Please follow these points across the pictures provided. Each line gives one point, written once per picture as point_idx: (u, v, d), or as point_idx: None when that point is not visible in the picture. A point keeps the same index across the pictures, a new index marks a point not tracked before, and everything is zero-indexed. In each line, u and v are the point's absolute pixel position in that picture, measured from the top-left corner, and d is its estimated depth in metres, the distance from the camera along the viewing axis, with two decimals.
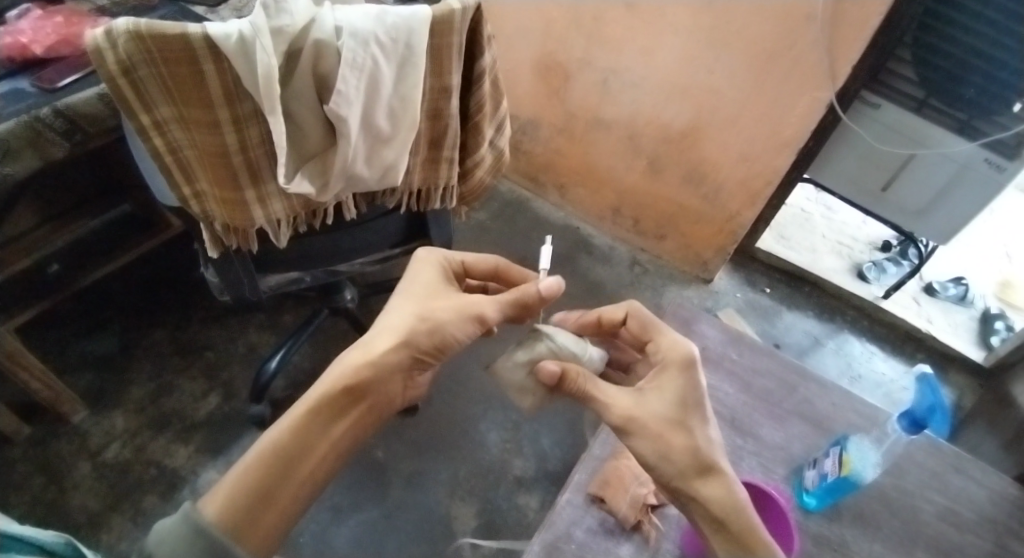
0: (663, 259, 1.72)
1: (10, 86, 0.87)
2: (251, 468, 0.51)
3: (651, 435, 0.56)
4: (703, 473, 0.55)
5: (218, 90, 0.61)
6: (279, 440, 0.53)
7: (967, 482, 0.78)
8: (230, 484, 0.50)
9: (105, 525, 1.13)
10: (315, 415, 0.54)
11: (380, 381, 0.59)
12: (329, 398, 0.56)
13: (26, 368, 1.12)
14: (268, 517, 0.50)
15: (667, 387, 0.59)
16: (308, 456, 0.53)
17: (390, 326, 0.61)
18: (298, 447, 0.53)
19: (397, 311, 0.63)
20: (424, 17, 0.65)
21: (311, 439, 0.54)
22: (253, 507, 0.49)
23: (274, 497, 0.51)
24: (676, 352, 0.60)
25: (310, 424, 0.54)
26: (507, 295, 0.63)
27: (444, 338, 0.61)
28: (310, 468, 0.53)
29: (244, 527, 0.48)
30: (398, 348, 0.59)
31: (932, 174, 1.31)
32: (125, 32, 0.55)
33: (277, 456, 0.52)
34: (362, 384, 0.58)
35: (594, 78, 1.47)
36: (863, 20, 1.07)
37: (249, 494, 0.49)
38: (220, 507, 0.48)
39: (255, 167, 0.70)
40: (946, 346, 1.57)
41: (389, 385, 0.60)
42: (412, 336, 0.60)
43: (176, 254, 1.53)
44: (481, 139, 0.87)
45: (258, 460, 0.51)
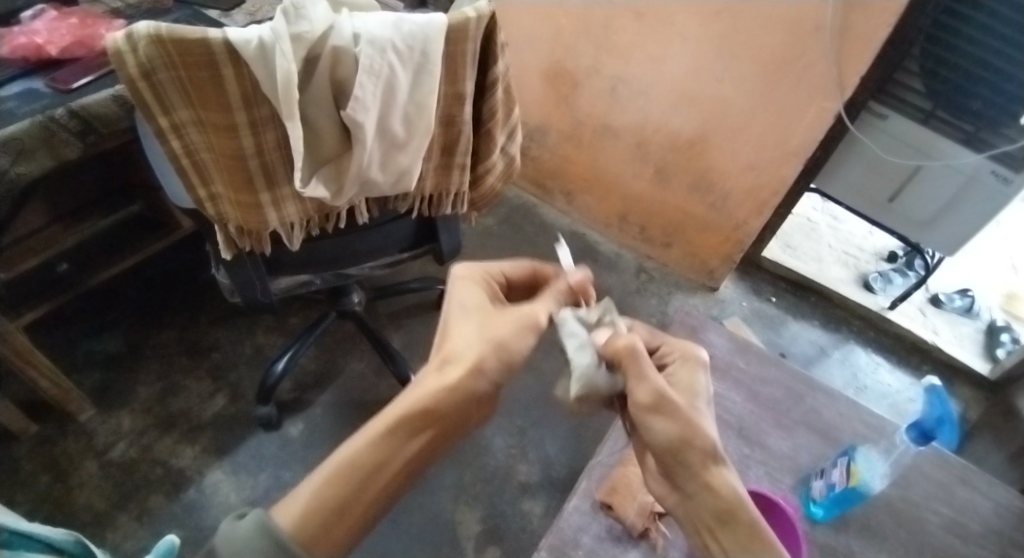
0: (669, 267, 1.72)
1: (25, 86, 0.88)
2: (327, 482, 0.46)
3: (680, 420, 0.54)
4: (720, 466, 0.54)
5: (237, 94, 0.62)
6: (355, 456, 0.47)
7: (973, 494, 0.78)
8: (307, 496, 0.45)
9: (110, 524, 1.13)
10: (391, 433, 0.49)
11: (459, 406, 0.53)
12: (405, 418, 0.50)
13: (34, 365, 1.13)
14: (339, 531, 0.45)
15: (684, 380, 0.61)
16: (382, 476, 0.48)
17: (459, 348, 0.56)
18: (372, 465, 0.48)
19: (465, 333, 0.57)
20: (440, 25, 0.65)
21: (386, 458, 0.48)
22: (325, 522, 0.44)
23: (347, 514, 0.46)
24: (688, 351, 0.64)
25: (387, 442, 0.49)
26: (552, 302, 0.64)
27: (511, 353, 0.57)
28: (384, 488, 0.48)
29: (315, 540, 0.43)
30: (473, 374, 0.54)
31: (938, 185, 1.31)
32: (146, 36, 0.55)
33: (352, 470, 0.47)
34: (441, 408, 0.52)
35: (602, 85, 1.48)
36: (872, 30, 1.08)
37: (325, 507, 0.45)
38: (298, 519, 0.43)
39: (271, 170, 0.71)
40: (952, 357, 1.57)
41: (467, 411, 0.54)
42: (482, 360, 0.55)
43: (183, 256, 1.54)
44: (493, 145, 0.87)
45: (332, 474, 0.46)
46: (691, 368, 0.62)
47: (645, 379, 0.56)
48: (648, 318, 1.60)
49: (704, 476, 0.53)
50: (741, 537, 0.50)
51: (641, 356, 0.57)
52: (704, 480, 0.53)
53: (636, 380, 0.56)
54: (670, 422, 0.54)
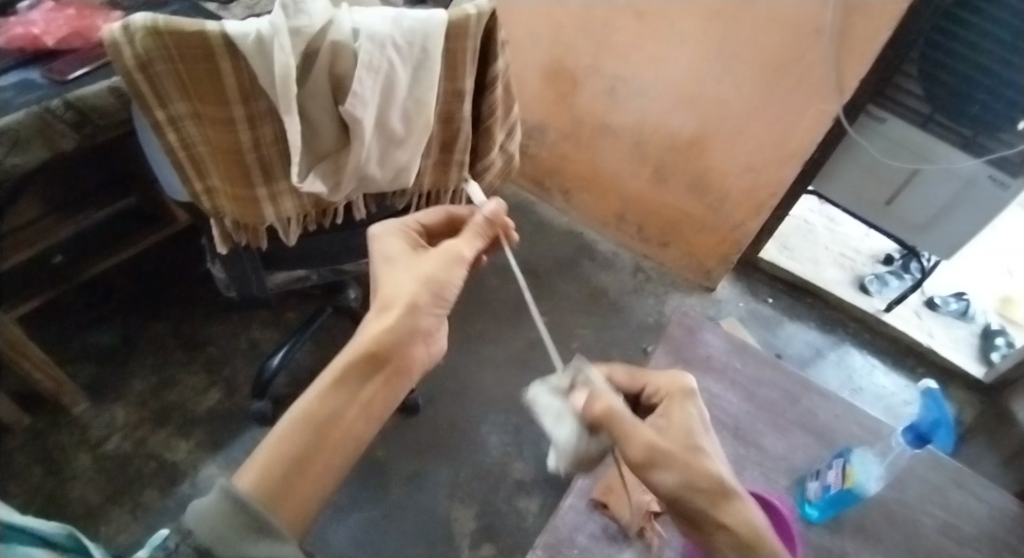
0: (666, 267, 1.73)
1: (20, 76, 0.88)
2: (284, 436, 0.47)
3: (678, 464, 0.49)
4: (734, 498, 0.48)
5: (234, 87, 0.61)
6: (308, 408, 0.49)
7: (966, 497, 0.78)
8: (267, 454, 0.45)
9: (103, 518, 1.13)
10: (340, 382, 0.52)
11: (400, 345, 0.56)
12: (351, 367, 0.53)
13: (28, 358, 1.12)
14: (302, 487, 0.45)
15: (677, 419, 0.56)
16: (339, 424, 0.50)
17: (394, 291, 0.58)
18: (328, 415, 0.50)
19: (398, 277, 0.60)
20: (440, 21, 0.65)
21: (339, 408, 0.50)
22: (287, 474, 0.45)
23: (310, 466, 0.47)
24: (673, 387, 0.59)
25: (337, 391, 0.51)
26: (476, 239, 0.65)
27: (443, 287, 0.60)
28: (344, 435, 0.50)
29: (278, 497, 0.43)
30: (408, 313, 0.57)
31: (936, 189, 1.32)
32: (142, 27, 0.55)
33: (307, 425, 0.48)
34: (385, 351, 0.55)
35: (602, 84, 1.48)
36: (872, 32, 1.07)
37: (284, 461, 0.45)
38: (257, 477, 0.44)
39: (268, 165, 0.71)
40: (947, 360, 1.58)
41: (410, 349, 0.58)
42: (416, 298, 0.57)
43: (180, 249, 1.53)
44: (492, 142, 0.87)
45: (289, 428, 0.48)
46: (683, 401, 0.57)
47: (635, 433, 0.50)
48: (645, 318, 1.60)
49: (717, 513, 0.47)
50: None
51: (622, 417, 0.51)
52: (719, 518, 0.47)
53: (625, 440, 0.50)
54: (672, 470, 0.49)
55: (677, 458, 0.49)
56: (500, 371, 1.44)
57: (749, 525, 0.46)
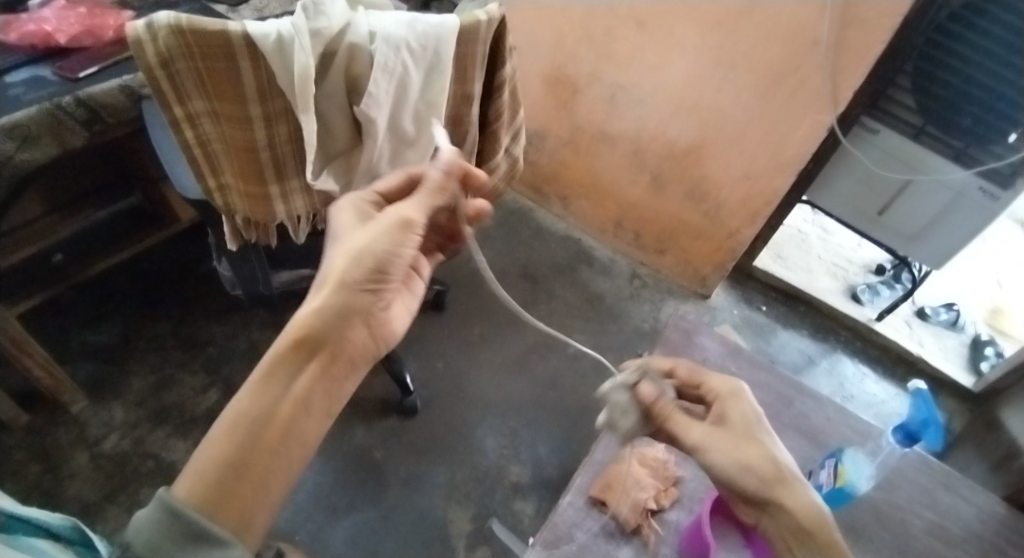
0: (662, 274, 1.75)
1: (31, 73, 0.89)
2: (217, 443, 0.47)
3: (729, 448, 0.56)
4: (787, 484, 0.53)
5: (253, 86, 0.63)
6: (239, 409, 0.49)
7: (956, 499, 0.80)
8: (201, 466, 0.45)
9: (100, 515, 1.13)
10: (269, 377, 0.52)
11: (331, 325, 0.57)
12: (283, 356, 0.53)
13: (29, 354, 1.12)
14: (244, 487, 0.45)
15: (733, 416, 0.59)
16: (274, 419, 0.50)
17: (326, 269, 0.59)
18: (260, 413, 0.50)
19: (332, 255, 0.61)
20: (452, 26, 0.66)
21: (271, 403, 0.50)
22: (222, 479, 0.44)
23: (248, 468, 0.46)
24: (724, 388, 0.61)
25: (269, 385, 0.52)
26: (429, 199, 0.64)
27: (381, 258, 0.59)
28: (282, 424, 0.50)
29: (218, 498, 0.43)
30: (338, 287, 0.57)
31: (927, 200, 1.35)
32: (166, 25, 0.56)
33: (241, 423, 0.48)
34: (316, 334, 0.56)
35: (602, 93, 1.51)
36: (866, 47, 1.11)
37: (217, 469, 0.45)
38: (191, 486, 0.43)
39: (281, 163, 0.72)
40: (936, 369, 1.61)
41: (346, 328, 0.58)
42: (347, 270, 0.58)
43: (181, 248, 1.54)
44: (497, 146, 0.89)
45: (222, 434, 0.48)
46: (736, 400, 0.60)
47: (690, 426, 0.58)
48: (641, 324, 1.62)
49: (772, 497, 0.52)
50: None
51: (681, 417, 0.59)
52: (774, 502, 0.52)
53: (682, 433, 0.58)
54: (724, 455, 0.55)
55: (728, 444, 0.56)
56: (498, 375, 1.45)
57: (808, 508, 0.51)
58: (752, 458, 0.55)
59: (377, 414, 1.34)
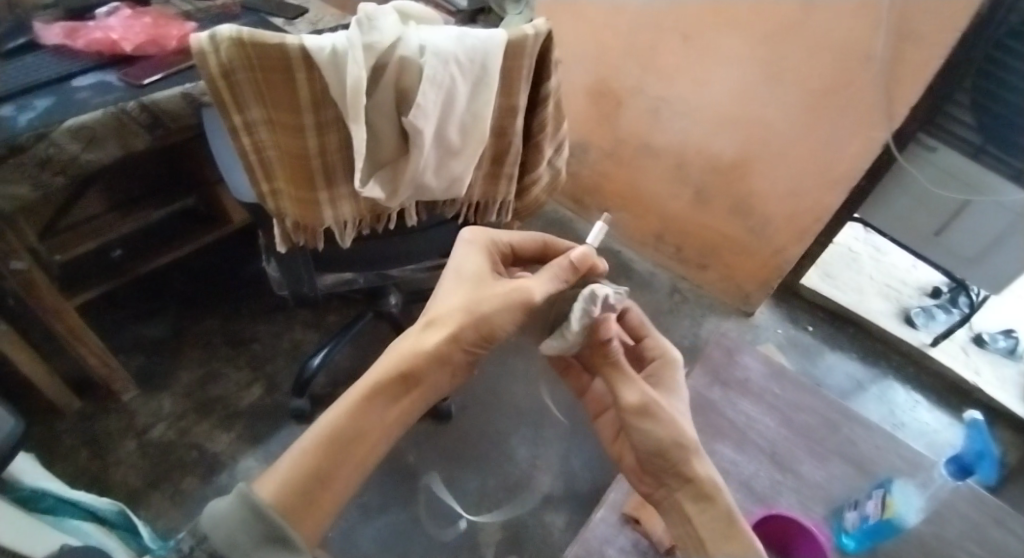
0: (704, 290, 1.72)
1: (97, 78, 0.95)
2: (311, 447, 0.46)
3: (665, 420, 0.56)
4: (697, 455, 0.55)
5: (307, 97, 0.65)
6: (335, 422, 0.48)
7: (1009, 537, 0.74)
8: (289, 470, 0.44)
9: (144, 502, 1.18)
10: (369, 402, 0.50)
11: (431, 370, 0.54)
12: (384, 384, 0.51)
13: (86, 343, 1.19)
14: (325, 497, 0.45)
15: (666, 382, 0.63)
16: (361, 442, 0.49)
17: (443, 310, 0.57)
18: (353, 431, 0.49)
19: (452, 297, 0.58)
20: (500, 41, 0.68)
21: (365, 425, 0.49)
22: (310, 483, 0.45)
23: (331, 478, 0.46)
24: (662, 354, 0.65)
25: (370, 405, 0.50)
26: (552, 279, 0.59)
27: (493, 329, 0.57)
28: (366, 450, 0.49)
29: (300, 508, 0.43)
30: (450, 341, 0.55)
31: (986, 221, 1.28)
32: (229, 39, 0.59)
33: (335, 438, 0.48)
34: (415, 373, 0.53)
35: (646, 105, 1.50)
36: (923, 63, 1.07)
37: (307, 477, 0.45)
38: (280, 486, 0.43)
39: (330, 170, 0.75)
40: (994, 400, 1.52)
41: (439, 376, 0.56)
42: (462, 329, 0.55)
43: (231, 249, 1.60)
44: (540, 157, 0.90)
45: (318, 443, 0.47)
46: (669, 369, 0.64)
47: (632, 384, 0.58)
48: (681, 340, 1.59)
49: (684, 468, 0.54)
50: (718, 524, 0.51)
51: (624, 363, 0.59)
52: (683, 470, 0.54)
53: (625, 384, 0.58)
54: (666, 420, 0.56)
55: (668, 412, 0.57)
56: (533, 385, 1.44)
57: (708, 478, 0.54)
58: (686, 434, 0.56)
59: None
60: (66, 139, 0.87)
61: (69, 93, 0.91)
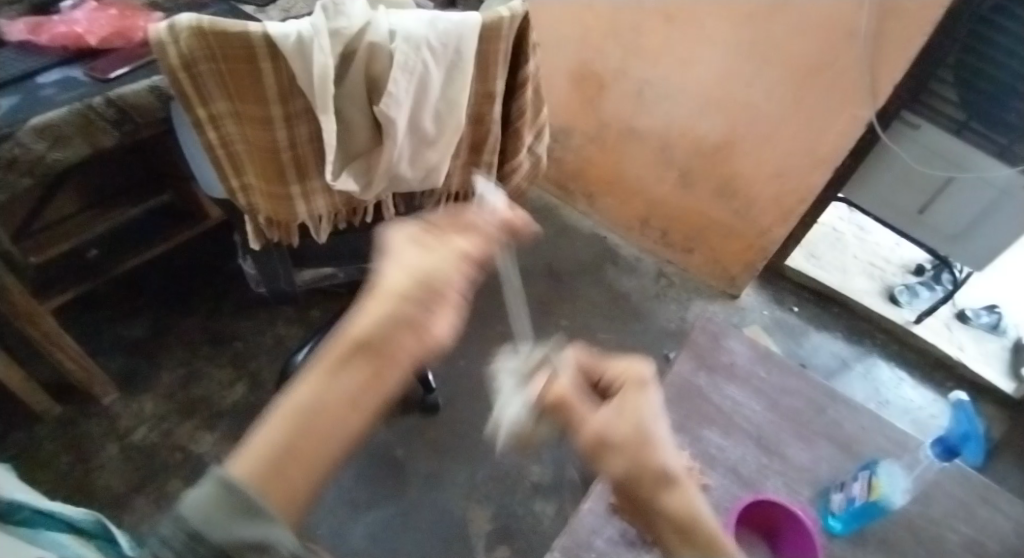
0: (690, 273, 1.71)
1: (62, 74, 0.91)
2: (283, 420, 0.33)
3: (628, 452, 0.49)
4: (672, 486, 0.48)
5: (274, 88, 0.63)
6: (307, 386, 0.35)
7: (993, 513, 0.75)
8: (260, 441, 0.33)
9: (129, 506, 1.16)
10: (345, 359, 0.36)
11: (407, 317, 0.38)
12: (356, 336, 0.36)
13: (62, 348, 1.16)
14: (297, 481, 0.33)
15: (632, 406, 0.54)
16: (335, 408, 0.34)
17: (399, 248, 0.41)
18: (319, 404, 0.34)
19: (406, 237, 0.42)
20: (474, 24, 0.66)
21: (337, 390, 0.35)
22: (279, 466, 0.32)
23: (308, 455, 0.33)
24: (628, 374, 0.57)
25: (346, 364, 0.36)
26: None
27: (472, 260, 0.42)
28: (339, 426, 0.34)
29: (270, 494, 0.31)
30: (420, 284, 0.39)
31: (969, 198, 1.28)
32: (187, 28, 0.57)
33: (308, 407, 0.34)
34: (393, 319, 0.37)
35: (629, 88, 1.47)
36: (906, 38, 1.06)
37: (277, 453, 0.32)
38: (248, 464, 0.32)
39: (302, 163, 0.72)
40: (977, 375, 1.54)
41: (431, 321, 0.39)
42: (432, 272, 0.39)
43: (211, 245, 1.57)
44: (520, 144, 0.88)
45: (285, 414, 0.33)
46: (637, 389, 0.55)
47: (582, 421, 0.52)
48: (667, 324, 1.58)
49: (658, 502, 0.47)
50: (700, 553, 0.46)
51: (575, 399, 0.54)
52: (655, 504, 0.48)
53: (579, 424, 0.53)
54: (631, 455, 0.49)
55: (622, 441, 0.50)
56: None
57: (685, 510, 0.47)
58: (653, 468, 0.48)
59: (398, 411, 1.34)
60: (31, 138, 0.83)
61: (33, 90, 0.87)
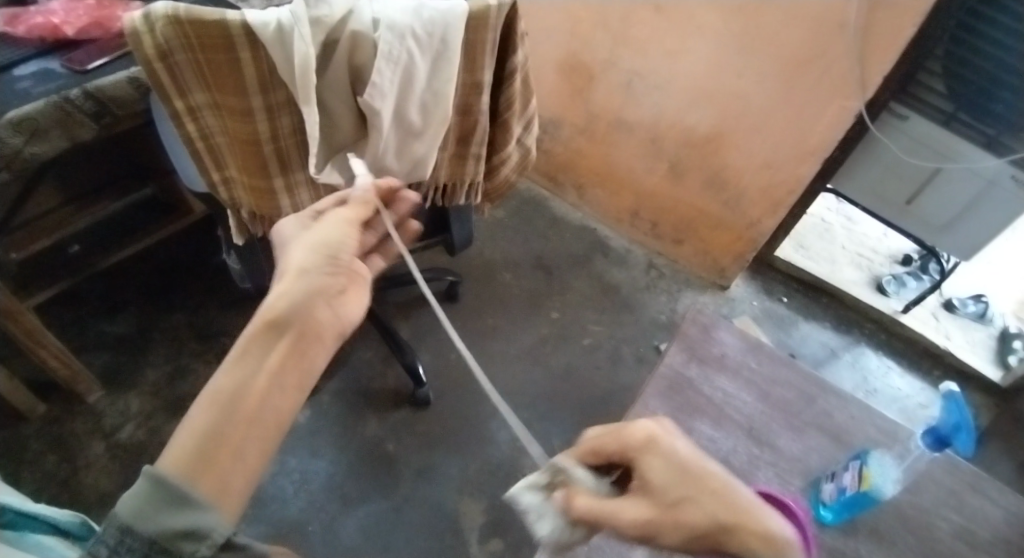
0: (680, 265, 1.71)
1: (39, 66, 0.88)
2: (204, 411, 0.41)
3: (682, 520, 0.47)
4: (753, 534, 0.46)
5: (254, 78, 0.61)
6: (221, 383, 0.43)
7: (983, 502, 0.76)
8: (183, 438, 0.39)
9: (117, 505, 1.14)
10: (244, 354, 0.46)
11: (301, 308, 0.52)
12: (257, 333, 0.48)
13: (45, 346, 1.14)
14: (228, 463, 0.39)
15: (667, 474, 0.49)
16: (251, 392, 0.44)
17: (289, 260, 0.56)
18: (237, 389, 0.43)
19: (294, 250, 0.57)
20: (460, 13, 0.64)
21: (247, 378, 0.44)
22: (207, 449, 0.39)
23: (231, 438, 0.41)
24: (641, 442, 0.51)
25: (246, 361, 0.46)
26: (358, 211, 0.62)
27: (337, 248, 0.57)
28: (261, 407, 0.44)
29: (198, 472, 0.37)
30: (303, 275, 0.54)
31: (957, 189, 1.29)
32: (163, 16, 0.55)
33: (222, 395, 0.43)
34: (285, 314, 0.51)
35: (618, 79, 1.46)
36: (897, 28, 1.06)
37: (200, 438, 0.39)
38: (175, 459, 0.37)
39: (285, 156, 0.71)
40: (964, 363, 1.55)
41: (316, 310, 0.53)
42: (310, 263, 0.55)
43: (197, 239, 1.54)
44: (509, 136, 0.86)
45: (205, 407, 0.42)
46: (658, 448, 0.51)
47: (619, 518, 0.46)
48: (658, 315, 1.58)
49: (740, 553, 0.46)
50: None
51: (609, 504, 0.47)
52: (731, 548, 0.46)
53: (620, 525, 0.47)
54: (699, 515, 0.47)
55: (665, 525, 0.46)
56: (511, 367, 1.44)
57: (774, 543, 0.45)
58: (706, 521, 0.46)
59: (389, 405, 1.34)
60: (7, 132, 0.80)
61: (9, 83, 0.85)
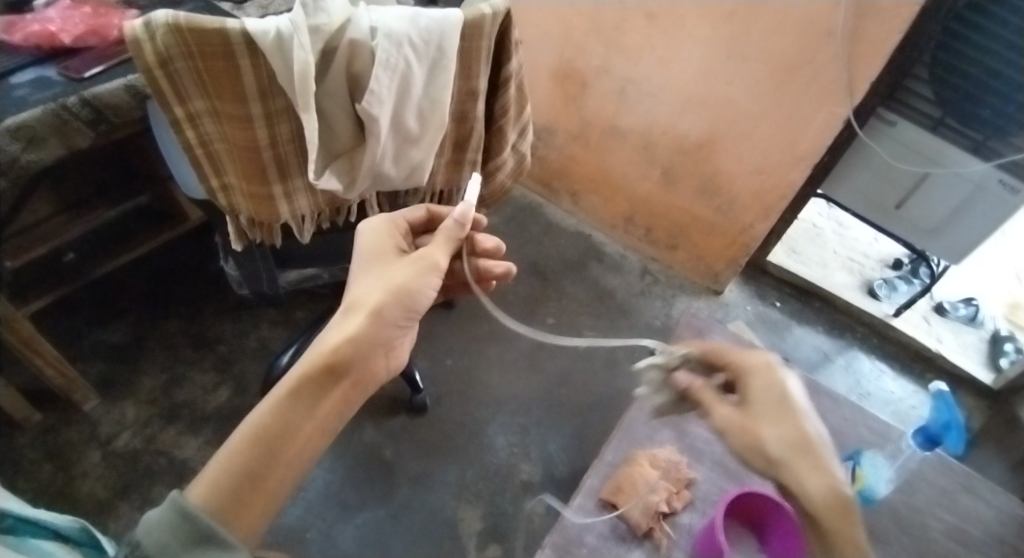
0: (674, 270, 1.72)
1: (36, 74, 0.89)
2: (242, 447, 0.45)
3: (753, 437, 0.53)
4: (817, 469, 0.51)
5: (253, 85, 0.62)
6: (263, 421, 0.47)
7: (975, 502, 0.77)
8: (217, 467, 0.43)
9: (112, 513, 1.13)
10: (297, 394, 0.50)
11: (360, 356, 0.56)
12: (308, 377, 0.51)
13: (40, 354, 1.13)
14: (259, 502, 0.43)
15: (764, 397, 0.55)
16: (296, 435, 0.48)
17: (361, 295, 0.59)
18: (280, 427, 0.47)
19: (368, 283, 0.60)
20: (455, 22, 0.65)
21: (293, 421, 0.48)
22: (241, 488, 0.43)
23: (265, 479, 0.44)
24: (757, 361, 0.58)
25: (295, 403, 0.49)
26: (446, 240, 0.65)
27: (411, 297, 0.60)
28: (299, 451, 0.48)
29: (231, 512, 0.41)
30: (373, 321, 0.57)
31: (945, 193, 1.31)
32: (164, 24, 0.55)
33: (265, 433, 0.46)
34: (344, 362, 0.54)
35: (611, 86, 1.48)
36: (884, 37, 1.08)
37: (236, 475, 0.43)
38: (208, 490, 0.41)
39: (283, 162, 0.72)
40: (956, 366, 1.57)
41: (370, 360, 0.57)
42: (383, 308, 0.57)
43: (192, 247, 1.54)
44: (504, 142, 0.87)
45: (242, 445, 0.45)
46: (765, 377, 0.56)
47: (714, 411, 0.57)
48: (653, 321, 1.59)
49: (797, 483, 0.51)
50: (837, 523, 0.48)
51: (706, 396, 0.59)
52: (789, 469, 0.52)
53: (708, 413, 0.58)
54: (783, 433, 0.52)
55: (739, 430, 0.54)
56: (508, 372, 1.44)
57: (837, 495, 0.49)
58: (770, 445, 0.52)
59: (386, 411, 1.34)
60: (5, 140, 0.81)
61: (6, 91, 0.85)
